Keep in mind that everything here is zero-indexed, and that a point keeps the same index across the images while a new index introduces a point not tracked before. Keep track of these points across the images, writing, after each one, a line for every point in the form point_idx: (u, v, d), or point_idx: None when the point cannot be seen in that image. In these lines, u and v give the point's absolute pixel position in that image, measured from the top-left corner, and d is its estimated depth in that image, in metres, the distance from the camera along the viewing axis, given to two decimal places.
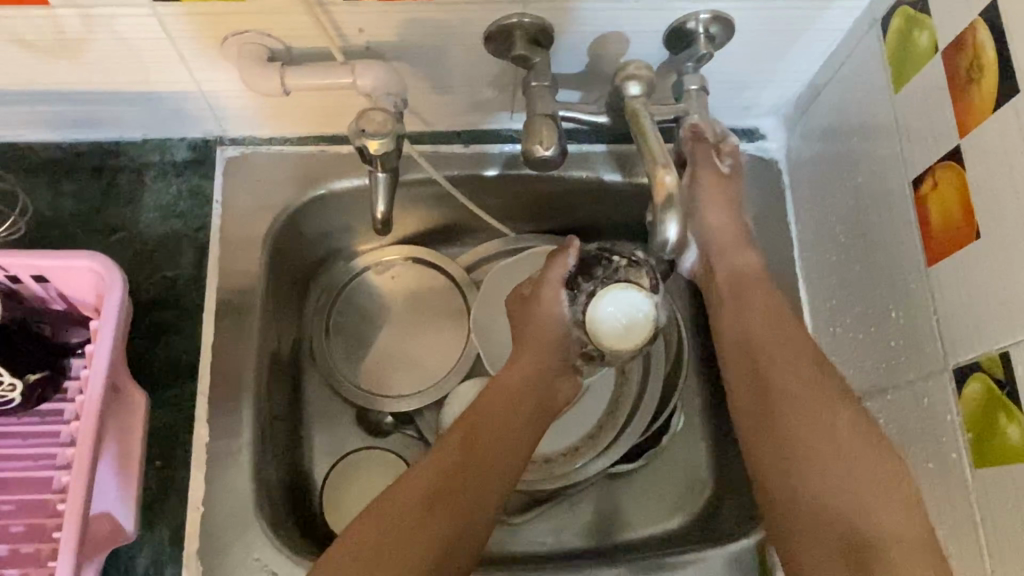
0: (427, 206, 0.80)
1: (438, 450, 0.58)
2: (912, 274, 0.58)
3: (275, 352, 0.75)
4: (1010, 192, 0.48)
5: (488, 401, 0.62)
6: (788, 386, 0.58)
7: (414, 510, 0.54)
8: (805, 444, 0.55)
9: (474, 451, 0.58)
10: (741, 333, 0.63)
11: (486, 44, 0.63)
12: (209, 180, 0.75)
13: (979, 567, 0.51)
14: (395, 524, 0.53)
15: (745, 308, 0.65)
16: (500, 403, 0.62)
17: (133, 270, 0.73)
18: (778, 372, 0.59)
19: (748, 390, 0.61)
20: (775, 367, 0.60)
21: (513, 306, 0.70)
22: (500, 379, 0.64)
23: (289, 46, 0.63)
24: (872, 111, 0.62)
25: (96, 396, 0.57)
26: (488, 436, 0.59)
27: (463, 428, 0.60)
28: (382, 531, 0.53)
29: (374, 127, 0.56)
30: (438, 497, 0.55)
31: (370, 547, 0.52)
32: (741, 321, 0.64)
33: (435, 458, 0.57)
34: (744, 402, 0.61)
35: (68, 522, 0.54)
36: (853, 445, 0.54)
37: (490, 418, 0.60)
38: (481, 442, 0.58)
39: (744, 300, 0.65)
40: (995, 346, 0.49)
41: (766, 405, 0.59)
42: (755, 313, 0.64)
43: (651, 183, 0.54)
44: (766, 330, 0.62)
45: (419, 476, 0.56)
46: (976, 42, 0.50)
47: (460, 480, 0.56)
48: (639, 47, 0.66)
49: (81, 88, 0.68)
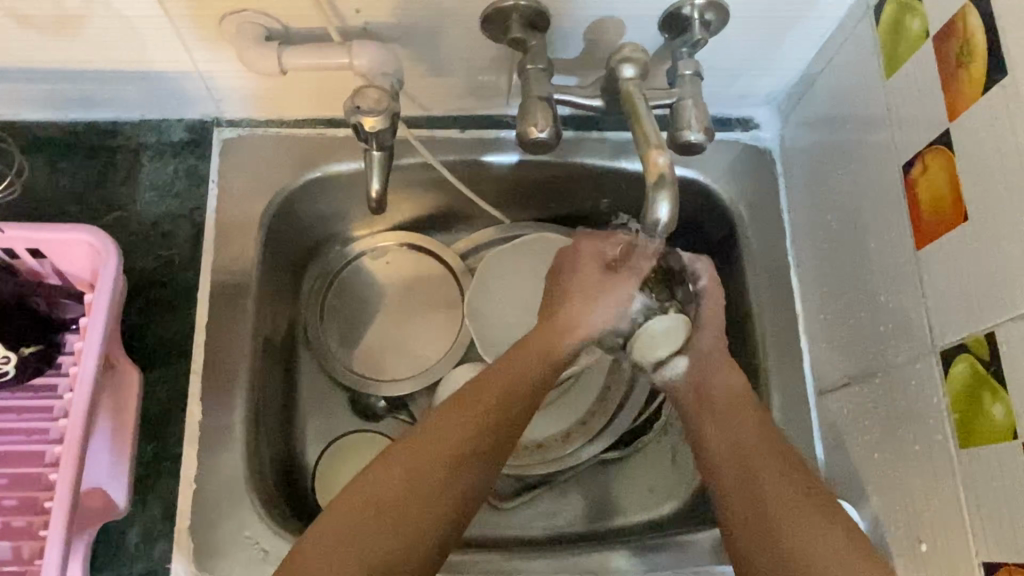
0: (423, 192, 0.80)
1: (444, 410, 0.56)
2: (902, 258, 0.58)
3: (270, 333, 0.75)
4: (999, 174, 0.48)
5: (509, 365, 0.59)
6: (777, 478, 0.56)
7: (410, 477, 0.53)
8: (793, 532, 0.53)
9: (481, 418, 0.56)
10: (721, 429, 0.60)
11: (483, 28, 0.64)
12: (205, 161, 0.76)
13: (965, 545, 0.51)
14: (388, 489, 0.53)
15: (721, 406, 0.62)
16: (519, 369, 0.59)
17: (128, 249, 0.73)
18: (766, 462, 0.57)
19: (731, 472, 0.58)
20: (759, 460, 0.58)
21: (585, 262, 0.63)
22: (529, 339, 0.61)
23: (286, 26, 0.63)
24: (864, 98, 0.63)
25: (89, 370, 0.57)
26: (499, 403, 0.57)
27: (474, 390, 0.58)
28: (374, 496, 0.52)
29: (369, 104, 0.56)
30: (437, 462, 0.54)
31: (359, 513, 0.52)
32: (718, 420, 0.61)
33: (441, 418, 0.56)
34: (729, 485, 0.57)
35: (60, 491, 0.54)
36: (847, 538, 0.52)
37: (503, 384, 0.58)
38: (489, 408, 0.56)
39: (727, 392, 0.62)
40: (982, 327, 0.50)
41: (754, 490, 0.56)
42: (741, 417, 0.61)
43: (643, 164, 0.54)
44: (748, 425, 0.60)
45: (421, 438, 0.55)
46: (966, 27, 0.51)
47: (462, 445, 0.55)
48: (635, 32, 0.66)
49: (80, 67, 0.68)
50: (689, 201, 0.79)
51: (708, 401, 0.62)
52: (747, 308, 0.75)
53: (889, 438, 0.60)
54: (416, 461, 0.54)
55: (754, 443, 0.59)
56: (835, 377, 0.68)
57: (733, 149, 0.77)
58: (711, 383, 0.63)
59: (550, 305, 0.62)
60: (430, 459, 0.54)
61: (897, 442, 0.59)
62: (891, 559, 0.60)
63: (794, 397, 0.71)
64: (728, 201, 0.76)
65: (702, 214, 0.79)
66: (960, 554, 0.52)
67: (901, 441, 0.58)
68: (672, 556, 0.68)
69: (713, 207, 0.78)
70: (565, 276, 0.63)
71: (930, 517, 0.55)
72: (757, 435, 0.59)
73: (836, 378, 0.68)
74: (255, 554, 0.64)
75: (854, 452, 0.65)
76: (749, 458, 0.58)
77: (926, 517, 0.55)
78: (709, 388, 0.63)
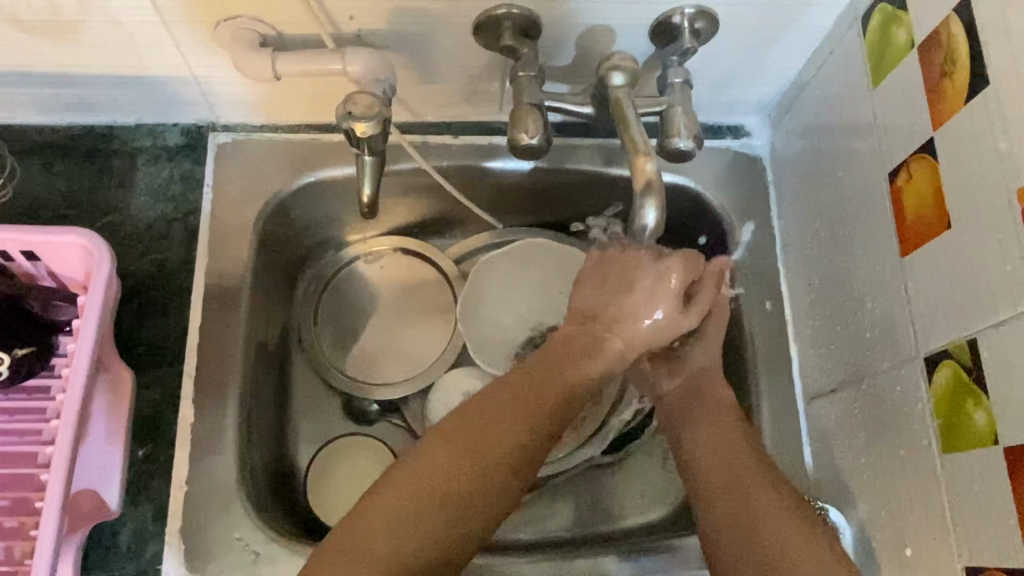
0: (416, 197, 0.81)
1: (489, 401, 0.53)
2: (888, 265, 0.59)
3: (263, 337, 0.76)
4: (981, 183, 0.49)
5: (562, 359, 0.55)
6: (761, 480, 0.57)
7: (454, 472, 0.50)
8: (774, 536, 0.53)
9: (530, 414, 0.52)
10: (706, 436, 0.61)
11: (475, 35, 0.64)
12: (200, 166, 0.76)
13: (947, 548, 0.52)
14: (431, 484, 0.49)
15: (705, 410, 0.63)
16: (573, 365, 0.54)
17: (123, 252, 0.73)
18: (753, 469, 0.58)
19: (716, 479, 0.58)
20: (747, 466, 0.58)
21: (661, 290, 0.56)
22: (585, 336, 0.56)
23: (280, 32, 0.64)
24: (852, 107, 0.63)
25: (81, 371, 0.58)
26: (551, 400, 0.53)
27: (521, 383, 0.54)
28: (417, 491, 0.49)
29: (361, 109, 0.57)
30: (483, 459, 0.50)
31: (399, 509, 0.48)
32: (706, 427, 0.62)
33: (487, 411, 0.52)
34: (711, 484, 0.58)
35: (51, 491, 0.54)
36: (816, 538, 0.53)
37: (554, 381, 0.54)
38: (539, 405, 0.53)
39: (715, 400, 0.64)
40: (963, 334, 0.50)
41: (731, 487, 0.57)
42: (723, 422, 0.62)
43: (632, 170, 0.55)
44: (733, 433, 0.61)
45: (468, 431, 0.51)
46: (950, 36, 0.52)
47: (511, 443, 0.51)
48: (626, 40, 0.67)
49: (77, 71, 0.69)
50: (680, 208, 0.79)
51: (694, 406, 0.64)
52: (737, 313, 0.75)
53: (874, 443, 0.60)
54: (460, 456, 0.50)
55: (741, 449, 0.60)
56: (823, 383, 0.69)
57: (724, 156, 0.78)
58: (700, 391, 0.65)
59: (620, 317, 0.56)
60: (476, 455, 0.50)
61: (883, 448, 0.59)
62: (876, 563, 0.60)
63: (782, 402, 0.72)
64: (719, 207, 0.77)
65: (693, 221, 0.80)
66: (942, 558, 0.52)
67: (887, 446, 0.59)
68: (660, 559, 0.69)
69: (704, 214, 0.78)
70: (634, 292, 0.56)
71: (915, 522, 0.55)
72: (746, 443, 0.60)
73: (823, 384, 0.69)
74: (246, 555, 0.64)
75: (841, 457, 0.65)
76: (740, 466, 0.58)
77: (911, 522, 0.56)
78: (701, 395, 0.64)
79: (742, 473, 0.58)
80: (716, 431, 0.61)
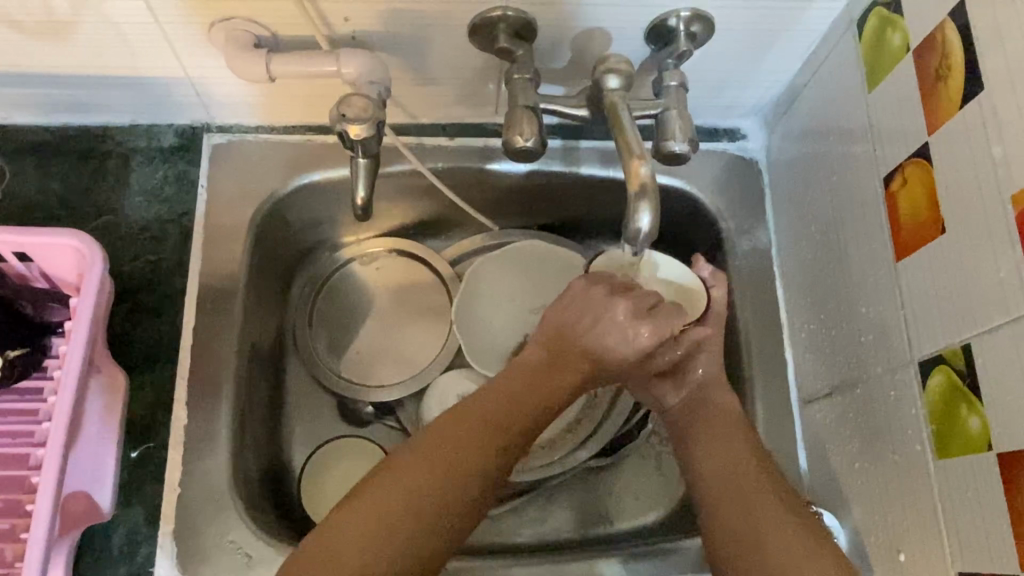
0: (411, 199, 0.81)
1: (445, 429, 0.55)
2: (882, 269, 0.59)
3: (257, 338, 0.76)
4: (976, 187, 0.49)
5: (523, 388, 0.57)
6: (758, 481, 0.58)
7: (411, 496, 0.52)
8: (777, 536, 0.54)
9: (485, 440, 0.54)
10: (708, 443, 0.61)
11: (471, 38, 0.64)
12: (195, 167, 0.76)
13: (940, 554, 0.52)
14: (388, 506, 0.51)
15: (710, 419, 0.63)
16: (534, 393, 0.57)
17: (117, 253, 0.73)
18: (757, 478, 0.58)
19: (721, 485, 0.58)
20: (750, 475, 0.58)
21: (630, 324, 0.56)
22: (552, 359, 0.58)
23: (275, 34, 0.64)
24: (847, 111, 0.63)
25: (74, 373, 0.57)
26: (506, 427, 0.55)
27: (478, 410, 0.56)
28: (374, 514, 0.51)
29: (355, 112, 0.57)
30: (438, 483, 0.52)
31: (357, 531, 0.50)
32: (711, 436, 0.62)
33: (443, 437, 0.54)
34: (716, 492, 0.58)
35: (42, 493, 0.54)
36: (819, 544, 0.53)
37: (518, 407, 0.56)
38: (494, 432, 0.55)
39: (719, 409, 0.63)
40: (957, 339, 0.50)
41: (743, 498, 0.57)
42: (735, 434, 0.61)
43: (626, 173, 0.54)
44: (739, 440, 0.61)
45: (423, 457, 0.53)
46: (945, 40, 0.51)
47: (465, 468, 0.53)
48: (621, 43, 0.67)
49: (71, 72, 0.69)
50: (676, 210, 0.79)
51: (697, 412, 0.63)
52: (732, 317, 0.75)
53: (868, 448, 0.60)
54: (417, 480, 0.52)
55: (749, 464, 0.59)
56: (817, 387, 0.69)
57: (720, 159, 0.78)
58: (706, 401, 0.64)
59: (588, 353, 0.57)
60: (432, 479, 0.52)
61: (877, 452, 0.59)
62: (870, 568, 0.60)
63: (777, 406, 0.72)
64: (714, 211, 0.77)
65: (688, 224, 0.80)
66: (936, 563, 0.52)
67: (881, 451, 0.58)
68: (654, 562, 0.68)
69: (700, 216, 0.78)
70: (610, 338, 0.56)
71: (908, 527, 0.55)
72: (748, 447, 0.61)
73: (818, 387, 0.69)
74: (238, 559, 0.64)
75: (835, 462, 0.65)
76: (742, 474, 0.58)
77: (904, 527, 0.56)
78: (705, 405, 0.63)
79: (738, 473, 0.59)
80: (720, 437, 0.61)
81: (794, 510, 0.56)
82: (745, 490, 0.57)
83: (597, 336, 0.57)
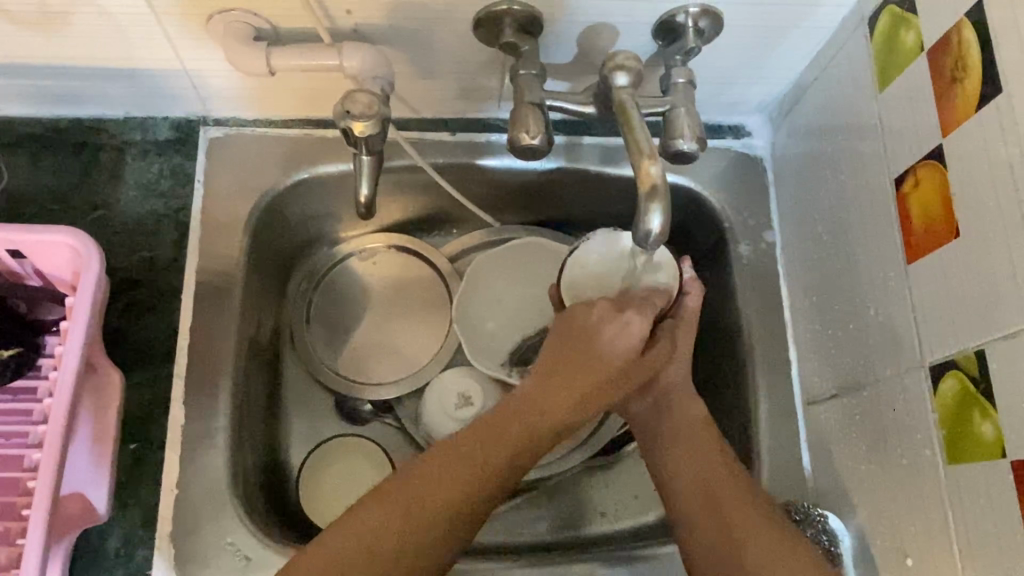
0: (411, 194, 0.80)
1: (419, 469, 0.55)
2: (892, 272, 0.58)
3: (255, 336, 0.74)
4: (992, 191, 0.48)
5: (497, 421, 0.56)
6: (737, 506, 0.57)
7: (389, 538, 0.52)
8: (761, 556, 0.54)
9: (463, 477, 0.55)
10: (679, 456, 0.61)
11: (475, 32, 0.63)
12: (191, 160, 0.74)
13: (949, 560, 0.51)
14: (365, 542, 0.52)
15: (683, 429, 0.62)
16: (508, 425, 0.56)
17: (111, 250, 0.72)
18: (733, 489, 0.58)
19: (701, 499, 0.58)
20: (726, 487, 0.58)
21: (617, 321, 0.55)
22: (557, 379, 0.56)
23: (275, 26, 0.62)
24: (857, 109, 0.62)
25: (68, 377, 0.56)
26: (484, 465, 0.55)
27: (456, 442, 0.56)
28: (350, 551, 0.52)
29: (360, 109, 0.56)
30: (417, 525, 0.53)
31: (338, 571, 0.51)
32: (686, 447, 0.61)
33: (419, 477, 0.55)
34: (696, 505, 0.58)
35: (38, 498, 0.53)
36: (798, 554, 0.54)
37: (505, 434, 0.56)
38: (471, 465, 0.55)
39: (689, 420, 0.62)
40: (971, 344, 0.50)
41: (718, 509, 0.57)
42: (708, 445, 0.61)
43: (636, 173, 0.53)
44: (715, 459, 0.60)
45: (401, 499, 0.54)
46: (961, 41, 0.51)
47: (432, 502, 0.54)
48: (628, 39, 0.66)
49: (64, 63, 0.67)
50: (680, 208, 0.78)
51: (666, 421, 0.62)
52: (737, 316, 0.75)
53: (875, 451, 0.60)
54: (387, 517, 0.53)
55: (723, 478, 0.59)
56: (823, 388, 0.68)
57: (725, 157, 0.77)
58: (677, 411, 0.62)
59: (576, 371, 0.55)
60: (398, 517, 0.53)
61: (885, 456, 0.59)
62: (876, 571, 0.60)
63: (781, 407, 0.71)
64: (720, 209, 0.76)
65: (693, 222, 0.79)
66: (944, 568, 0.52)
67: (889, 455, 0.58)
68: (656, 564, 0.68)
69: (704, 214, 0.77)
70: (587, 360, 0.55)
71: (916, 531, 0.55)
72: (721, 461, 0.60)
73: (824, 388, 0.68)
74: (237, 561, 0.63)
75: (841, 464, 0.65)
76: (721, 492, 0.58)
77: (913, 532, 0.55)
78: (677, 412, 0.62)
79: (714, 493, 0.58)
80: (694, 450, 0.61)
81: (774, 525, 0.56)
82: (727, 517, 0.57)
83: (583, 340, 0.55)
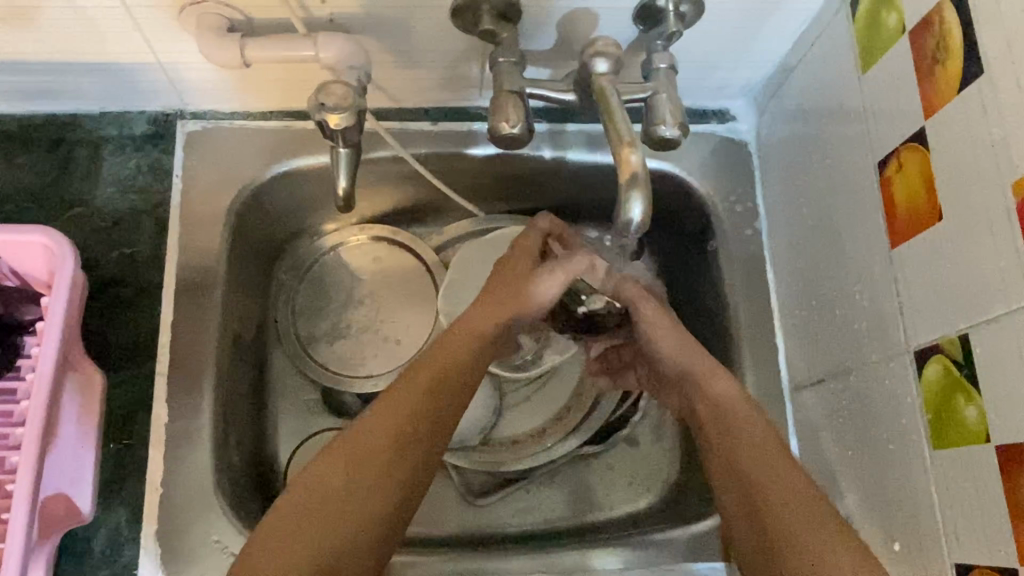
0: (394, 185, 0.79)
1: (360, 430, 0.52)
2: (878, 256, 0.57)
3: (239, 333, 0.74)
4: (974, 174, 0.47)
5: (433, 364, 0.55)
6: (767, 474, 0.53)
7: (354, 501, 0.50)
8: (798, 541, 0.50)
9: (411, 429, 0.52)
10: (726, 437, 0.56)
11: (453, 19, 0.62)
12: (169, 155, 0.73)
13: (938, 544, 0.51)
14: (338, 474, 0.50)
15: (728, 419, 0.57)
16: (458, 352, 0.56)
17: (90, 247, 0.71)
18: (771, 463, 0.53)
19: (732, 476, 0.54)
20: (757, 460, 0.54)
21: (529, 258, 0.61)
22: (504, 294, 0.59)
23: (248, 16, 0.61)
24: (839, 93, 0.62)
25: (46, 379, 0.55)
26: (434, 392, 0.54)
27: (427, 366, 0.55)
28: (329, 481, 0.50)
29: (334, 100, 0.55)
30: (382, 449, 0.51)
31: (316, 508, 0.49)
32: (729, 429, 0.56)
33: (370, 427, 0.52)
34: (732, 485, 0.54)
35: (18, 501, 0.52)
36: (836, 537, 0.49)
37: (457, 355, 0.56)
38: (434, 383, 0.54)
39: (722, 397, 0.58)
40: (956, 328, 0.49)
41: (751, 488, 0.53)
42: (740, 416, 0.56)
43: (616, 162, 0.53)
44: (749, 432, 0.55)
45: (359, 463, 0.51)
46: (942, 22, 0.50)
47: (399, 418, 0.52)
48: (608, 24, 0.65)
49: (36, 58, 0.66)
50: (665, 194, 0.78)
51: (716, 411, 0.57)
52: (723, 302, 0.74)
53: (862, 437, 0.60)
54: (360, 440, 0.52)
55: (755, 452, 0.54)
56: (811, 373, 0.68)
57: (710, 141, 0.77)
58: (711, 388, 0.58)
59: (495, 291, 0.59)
60: (371, 440, 0.52)
61: (873, 441, 0.58)
62: None
63: (769, 391, 0.71)
64: (706, 196, 0.75)
65: (677, 209, 0.78)
66: (933, 555, 0.52)
67: (876, 441, 0.58)
68: (646, 552, 0.68)
69: (689, 201, 0.77)
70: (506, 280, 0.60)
71: (903, 517, 0.55)
72: (755, 433, 0.55)
73: (811, 374, 0.68)
74: (225, 559, 0.63)
75: (829, 449, 0.65)
76: (751, 464, 0.54)
77: (901, 518, 0.55)
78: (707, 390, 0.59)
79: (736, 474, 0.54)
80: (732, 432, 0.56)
81: (811, 501, 0.51)
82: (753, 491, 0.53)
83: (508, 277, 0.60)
